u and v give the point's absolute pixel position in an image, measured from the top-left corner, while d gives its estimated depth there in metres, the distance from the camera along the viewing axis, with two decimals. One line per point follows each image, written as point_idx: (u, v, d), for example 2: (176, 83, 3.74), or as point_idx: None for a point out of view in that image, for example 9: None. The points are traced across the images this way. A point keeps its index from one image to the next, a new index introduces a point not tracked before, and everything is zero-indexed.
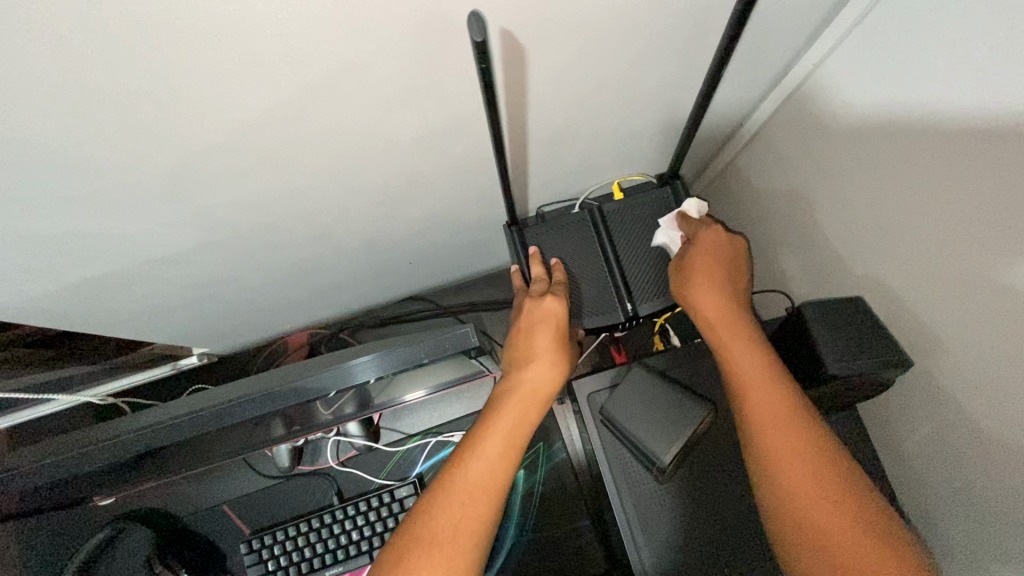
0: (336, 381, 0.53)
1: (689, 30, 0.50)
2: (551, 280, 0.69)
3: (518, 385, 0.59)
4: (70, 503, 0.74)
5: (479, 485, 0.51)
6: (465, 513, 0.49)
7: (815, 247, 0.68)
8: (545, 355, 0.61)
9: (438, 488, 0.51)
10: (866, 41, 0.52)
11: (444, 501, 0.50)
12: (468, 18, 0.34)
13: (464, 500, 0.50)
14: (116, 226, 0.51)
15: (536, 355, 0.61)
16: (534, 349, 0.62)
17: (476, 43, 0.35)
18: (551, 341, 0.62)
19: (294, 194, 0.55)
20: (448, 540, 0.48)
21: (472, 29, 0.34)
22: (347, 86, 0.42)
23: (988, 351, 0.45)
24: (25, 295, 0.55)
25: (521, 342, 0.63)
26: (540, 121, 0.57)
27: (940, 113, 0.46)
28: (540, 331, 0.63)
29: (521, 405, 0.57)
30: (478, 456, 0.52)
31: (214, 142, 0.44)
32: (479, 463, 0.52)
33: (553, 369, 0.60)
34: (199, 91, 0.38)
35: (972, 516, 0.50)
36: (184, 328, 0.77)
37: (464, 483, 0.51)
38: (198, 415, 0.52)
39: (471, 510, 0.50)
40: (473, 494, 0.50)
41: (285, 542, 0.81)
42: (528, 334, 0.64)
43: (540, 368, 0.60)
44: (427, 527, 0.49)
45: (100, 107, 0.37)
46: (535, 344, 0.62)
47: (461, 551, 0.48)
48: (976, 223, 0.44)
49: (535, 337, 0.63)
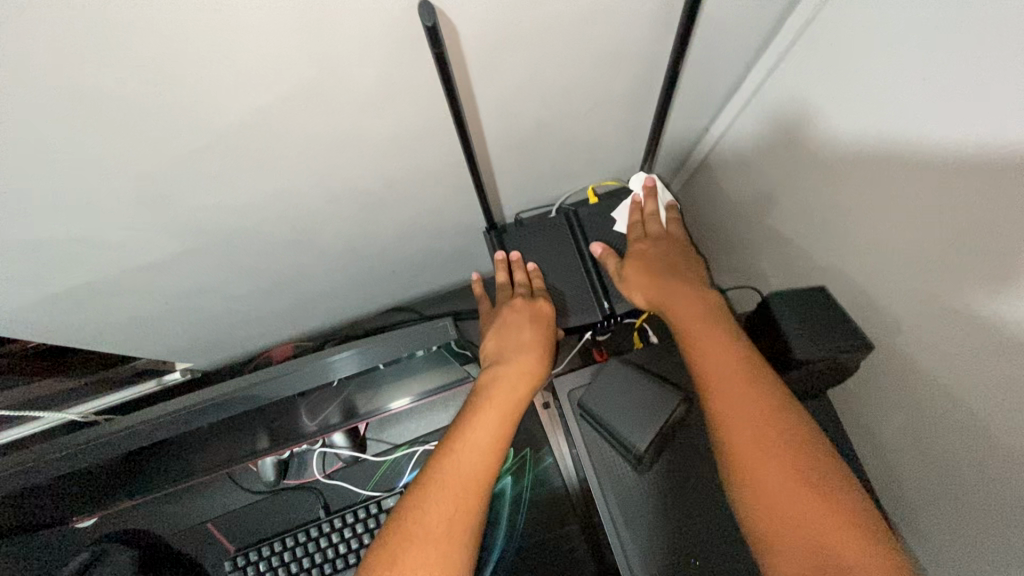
0: (318, 377, 0.55)
1: (651, 36, 0.53)
2: (533, 287, 0.71)
3: (503, 380, 0.61)
4: (55, 521, 0.74)
5: (472, 477, 0.52)
6: (459, 505, 0.50)
7: (784, 242, 0.70)
8: (530, 350, 0.64)
9: (429, 482, 0.52)
10: (819, 41, 0.55)
11: (437, 495, 0.50)
12: (420, 5, 0.38)
13: (457, 494, 0.51)
14: (102, 236, 0.52)
15: (521, 350, 0.64)
16: (519, 345, 0.64)
17: (428, 29, 0.38)
18: (535, 339, 0.65)
19: (272, 200, 0.56)
20: (443, 536, 0.48)
21: (423, 14, 0.38)
22: (330, 92, 0.44)
23: (945, 333, 0.47)
24: (8, 306, 0.56)
25: (508, 337, 0.66)
26: (515, 125, 0.60)
27: (887, 106, 0.48)
28: (525, 328, 0.66)
29: (506, 399, 0.58)
30: (469, 448, 0.53)
31: (202, 148, 0.45)
32: (469, 455, 0.53)
33: (536, 367, 0.63)
34: (184, 97, 0.40)
35: (945, 493, 0.52)
36: (168, 340, 0.77)
37: (456, 477, 0.51)
38: (185, 415, 0.54)
39: (464, 502, 0.50)
40: (466, 485, 0.51)
41: (271, 557, 0.80)
42: (515, 330, 0.66)
43: (526, 364, 0.63)
44: (422, 525, 0.49)
45: (91, 117, 0.39)
46: (519, 340, 0.65)
47: (457, 544, 0.49)
48: (931, 210, 0.46)
49: (523, 332, 0.66)
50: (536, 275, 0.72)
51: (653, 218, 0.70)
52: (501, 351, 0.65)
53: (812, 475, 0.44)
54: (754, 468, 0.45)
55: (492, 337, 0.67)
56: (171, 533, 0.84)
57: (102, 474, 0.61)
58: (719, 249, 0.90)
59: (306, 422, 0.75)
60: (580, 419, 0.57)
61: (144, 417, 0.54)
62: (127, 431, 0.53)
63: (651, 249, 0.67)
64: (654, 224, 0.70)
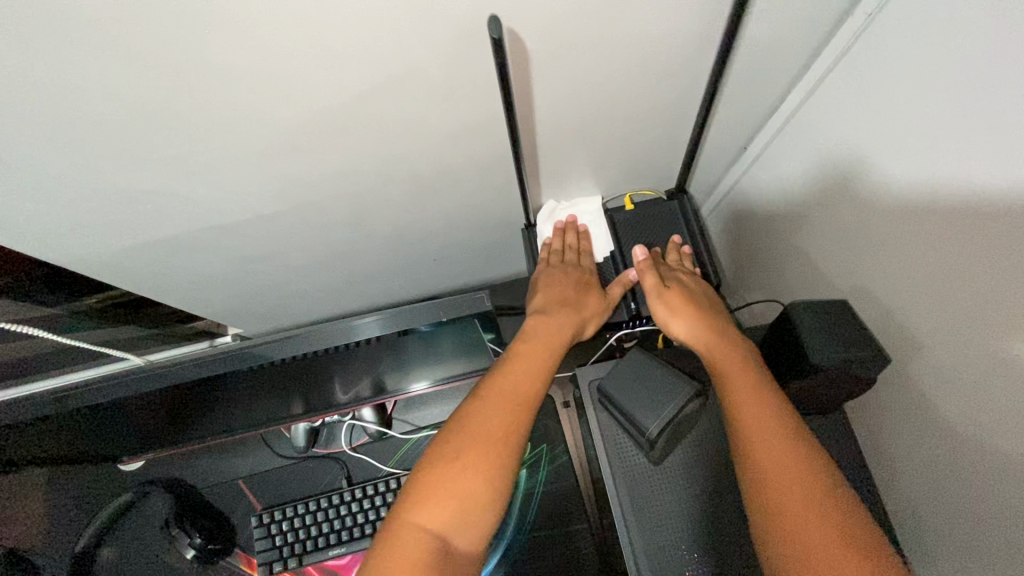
0: (340, 338, 0.59)
1: (692, 55, 0.57)
2: (578, 253, 0.75)
3: (548, 322, 0.64)
4: (104, 456, 0.81)
5: (523, 395, 0.56)
6: (510, 414, 0.54)
7: (810, 264, 0.72)
8: (574, 307, 0.67)
9: (484, 394, 0.56)
10: (852, 72, 0.57)
11: (490, 404, 0.55)
12: (489, 21, 0.43)
13: (509, 406, 0.55)
14: (192, 193, 0.58)
15: (566, 304, 0.67)
16: (564, 302, 0.67)
17: (495, 41, 0.44)
18: (579, 300, 0.68)
19: (338, 176, 0.61)
20: (496, 438, 0.53)
21: (492, 29, 0.43)
22: (402, 83, 0.50)
23: (963, 352, 0.49)
24: (101, 248, 0.63)
25: (551, 291, 0.69)
26: (561, 129, 0.64)
27: (916, 129, 0.51)
28: (568, 287, 0.70)
29: (552, 337, 0.63)
30: (519, 370, 0.58)
31: (287, 124, 0.52)
32: (520, 375, 0.58)
33: (580, 321, 0.66)
34: (281, 73, 0.46)
35: (959, 518, 0.52)
36: (223, 302, 0.84)
37: (509, 391, 0.56)
38: (235, 357, 0.59)
39: (516, 413, 0.55)
40: (518, 399, 0.56)
41: (293, 518, 0.85)
42: (558, 288, 0.69)
43: (568, 317, 0.66)
44: (476, 426, 0.53)
45: (198, 84, 0.45)
46: (564, 296, 0.68)
47: (509, 447, 0.53)
48: (950, 241, 0.49)
49: (566, 290, 0.69)
50: (583, 241, 0.76)
51: (570, 247, 0.75)
52: (547, 302, 0.68)
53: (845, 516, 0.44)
54: (780, 494, 0.46)
55: (536, 288, 0.71)
56: (204, 485, 0.90)
57: (159, 410, 0.68)
58: (748, 268, 0.91)
59: (339, 392, 0.80)
60: (597, 406, 0.60)
61: (199, 351, 0.60)
62: (186, 363, 0.59)
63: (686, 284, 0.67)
64: (571, 252, 0.75)
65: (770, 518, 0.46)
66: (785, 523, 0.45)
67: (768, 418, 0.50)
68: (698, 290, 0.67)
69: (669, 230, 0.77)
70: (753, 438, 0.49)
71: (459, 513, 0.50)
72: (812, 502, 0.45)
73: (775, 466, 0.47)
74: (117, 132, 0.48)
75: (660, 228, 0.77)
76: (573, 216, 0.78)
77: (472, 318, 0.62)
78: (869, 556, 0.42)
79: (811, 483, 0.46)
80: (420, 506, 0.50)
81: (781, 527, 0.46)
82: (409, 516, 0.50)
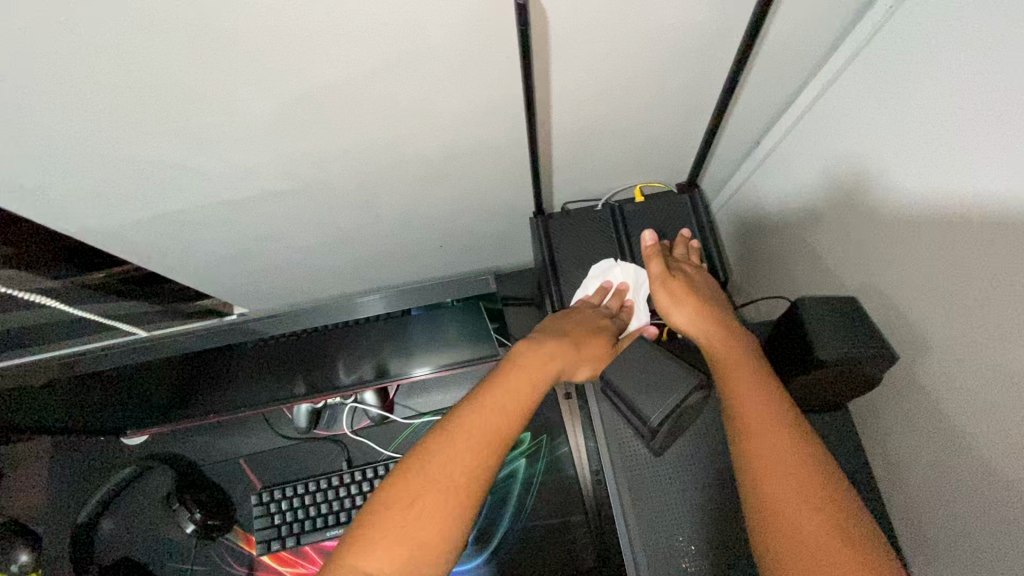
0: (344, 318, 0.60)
1: (707, 42, 0.56)
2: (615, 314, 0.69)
3: (531, 359, 0.61)
4: (111, 428, 0.82)
5: (487, 440, 0.53)
6: (469, 462, 0.52)
7: (818, 262, 0.71)
8: (568, 345, 0.63)
9: (445, 434, 0.53)
10: (871, 67, 0.56)
11: (450, 450, 0.52)
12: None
13: (470, 451, 0.53)
14: (203, 167, 0.58)
15: (561, 344, 0.63)
16: (561, 341, 0.63)
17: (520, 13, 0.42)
18: (582, 349, 0.63)
19: (348, 154, 0.61)
20: (452, 488, 0.51)
21: None
22: (414, 60, 0.49)
23: (973, 354, 0.48)
24: (113, 219, 0.64)
25: (561, 331, 0.65)
26: (573, 115, 0.63)
27: (934, 123, 0.50)
28: (582, 336, 0.64)
29: (534, 374, 0.60)
30: (485, 411, 0.55)
31: (297, 97, 0.51)
32: (485, 418, 0.55)
33: (573, 365, 0.62)
34: (292, 46, 0.46)
35: (960, 521, 0.52)
36: (229, 279, 0.84)
37: (471, 436, 0.53)
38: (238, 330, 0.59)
39: (476, 461, 0.52)
40: (478, 446, 0.53)
41: (292, 497, 0.86)
42: (572, 334, 0.64)
43: (554, 354, 0.62)
44: (433, 469, 0.51)
45: (208, 54, 0.45)
46: (569, 336, 0.64)
47: (465, 496, 0.51)
48: (964, 240, 0.48)
49: (575, 337, 0.64)
50: (624, 313, 0.70)
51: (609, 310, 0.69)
52: (547, 337, 0.64)
53: (836, 510, 0.45)
54: (773, 486, 0.46)
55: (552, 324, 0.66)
56: (204, 462, 0.90)
57: (165, 384, 0.68)
58: (756, 266, 0.90)
59: (342, 375, 0.80)
60: (599, 394, 0.60)
61: (211, 326, 0.62)
62: (197, 337, 0.60)
63: (692, 275, 0.67)
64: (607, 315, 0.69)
65: (763, 508, 0.46)
66: (776, 511, 0.46)
67: (766, 413, 0.50)
68: (702, 280, 0.67)
69: (678, 222, 0.76)
70: (752, 432, 0.49)
71: (406, 562, 0.48)
72: (804, 496, 0.45)
73: (771, 459, 0.47)
74: (128, 100, 0.48)
75: (670, 221, 0.76)
76: (624, 285, 0.71)
77: (478, 301, 0.62)
78: (855, 551, 0.42)
79: (805, 478, 0.46)
80: (364, 552, 0.49)
81: (773, 515, 0.46)
82: (353, 560, 0.49)
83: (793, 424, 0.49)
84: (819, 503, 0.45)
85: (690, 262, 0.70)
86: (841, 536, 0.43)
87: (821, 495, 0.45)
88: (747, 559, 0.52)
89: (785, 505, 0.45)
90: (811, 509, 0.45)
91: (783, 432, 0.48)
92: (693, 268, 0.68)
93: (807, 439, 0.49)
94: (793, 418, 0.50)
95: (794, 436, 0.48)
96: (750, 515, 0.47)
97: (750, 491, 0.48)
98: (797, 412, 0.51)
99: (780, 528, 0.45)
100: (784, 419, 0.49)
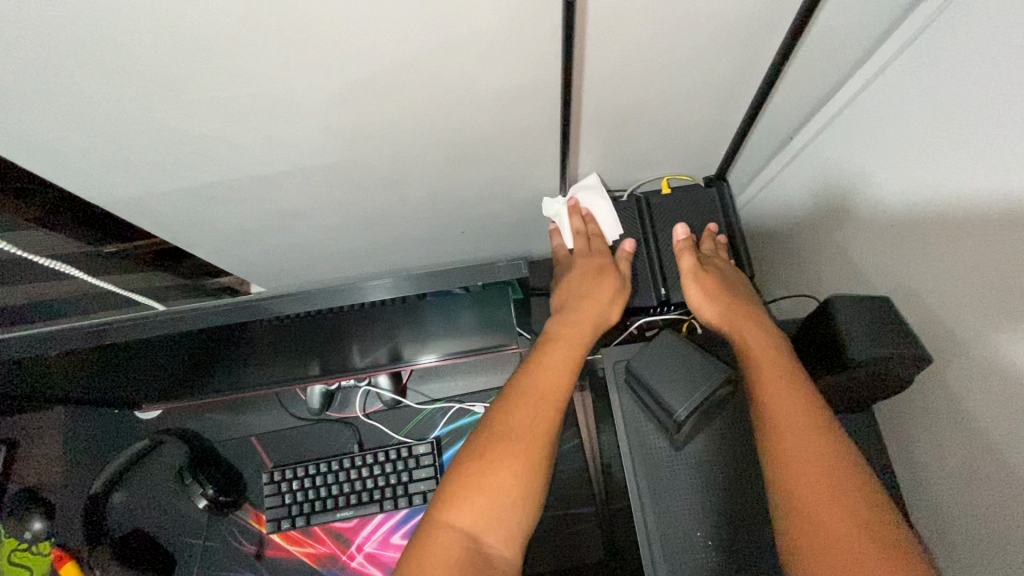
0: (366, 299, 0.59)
1: (748, 33, 0.54)
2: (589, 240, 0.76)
3: (573, 320, 0.65)
4: (124, 400, 0.81)
5: (551, 388, 0.57)
6: (539, 412, 0.55)
7: (846, 262, 0.70)
8: (596, 298, 0.69)
9: (512, 390, 0.57)
10: (913, 67, 0.55)
11: (518, 403, 0.56)
12: None
13: (538, 401, 0.56)
14: (233, 141, 0.58)
15: (586, 296, 0.69)
16: (581, 293, 0.69)
17: None
18: (600, 289, 0.70)
19: (378, 133, 0.60)
20: (527, 437, 0.53)
21: None
22: (450, 38, 0.48)
23: (1005, 360, 0.47)
24: (140, 190, 0.63)
25: (573, 284, 0.71)
26: (604, 103, 0.62)
27: (978, 124, 0.48)
28: (588, 280, 0.71)
29: (580, 334, 0.64)
30: (545, 366, 0.59)
31: (328, 73, 0.50)
32: (546, 372, 0.58)
33: (603, 310, 0.68)
34: (325, 20, 0.44)
35: (985, 529, 0.51)
36: (251, 256, 0.84)
37: (537, 386, 0.57)
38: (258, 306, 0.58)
39: (546, 408, 0.55)
40: (545, 395, 0.56)
41: (303, 477, 0.86)
42: (579, 283, 0.71)
43: (591, 310, 0.67)
44: (504, 426, 0.54)
45: (242, 25, 0.44)
46: (582, 290, 0.70)
47: (540, 443, 0.53)
48: (998, 246, 0.47)
49: (583, 280, 0.71)
50: (590, 225, 0.76)
51: (580, 235, 0.76)
52: (568, 301, 0.70)
53: (869, 513, 0.44)
54: (800, 484, 0.46)
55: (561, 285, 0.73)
56: (217, 441, 0.91)
57: (183, 358, 0.68)
58: (781, 264, 0.89)
59: (356, 357, 0.80)
60: (621, 385, 0.60)
61: (220, 301, 0.58)
62: (210, 309, 0.57)
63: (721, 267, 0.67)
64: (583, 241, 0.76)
65: (789, 506, 0.46)
66: (804, 511, 0.45)
67: (796, 409, 0.49)
68: (731, 273, 0.67)
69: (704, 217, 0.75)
70: (781, 428, 0.49)
71: (487, 511, 0.50)
72: (834, 496, 0.45)
73: (800, 456, 0.47)
74: (161, 70, 0.48)
75: (695, 215, 0.75)
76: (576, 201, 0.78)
77: (507, 284, 0.60)
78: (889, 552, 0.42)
79: (835, 478, 0.45)
80: (455, 506, 0.51)
81: (799, 514, 0.45)
82: (443, 517, 0.51)
83: (823, 422, 0.49)
84: (849, 504, 0.44)
85: (719, 255, 0.70)
86: (874, 537, 0.42)
87: (852, 493, 0.45)
88: (766, 555, 0.52)
89: (814, 516, 0.44)
90: (841, 510, 0.44)
91: (813, 430, 0.48)
92: (722, 261, 0.69)
93: (838, 438, 0.48)
94: (823, 417, 0.49)
95: (824, 435, 0.48)
96: (777, 512, 0.47)
97: (776, 487, 0.47)
98: (828, 412, 0.50)
99: (809, 527, 0.44)
100: (815, 417, 0.49)
